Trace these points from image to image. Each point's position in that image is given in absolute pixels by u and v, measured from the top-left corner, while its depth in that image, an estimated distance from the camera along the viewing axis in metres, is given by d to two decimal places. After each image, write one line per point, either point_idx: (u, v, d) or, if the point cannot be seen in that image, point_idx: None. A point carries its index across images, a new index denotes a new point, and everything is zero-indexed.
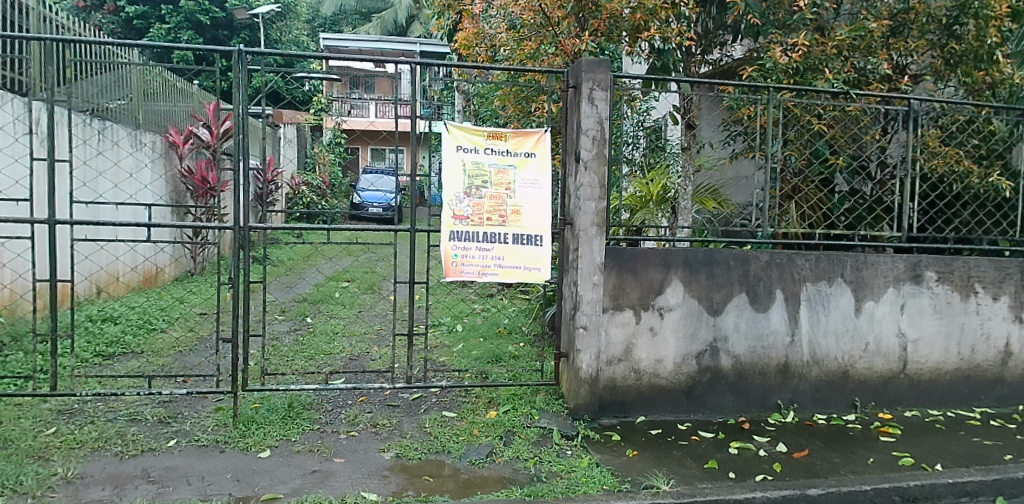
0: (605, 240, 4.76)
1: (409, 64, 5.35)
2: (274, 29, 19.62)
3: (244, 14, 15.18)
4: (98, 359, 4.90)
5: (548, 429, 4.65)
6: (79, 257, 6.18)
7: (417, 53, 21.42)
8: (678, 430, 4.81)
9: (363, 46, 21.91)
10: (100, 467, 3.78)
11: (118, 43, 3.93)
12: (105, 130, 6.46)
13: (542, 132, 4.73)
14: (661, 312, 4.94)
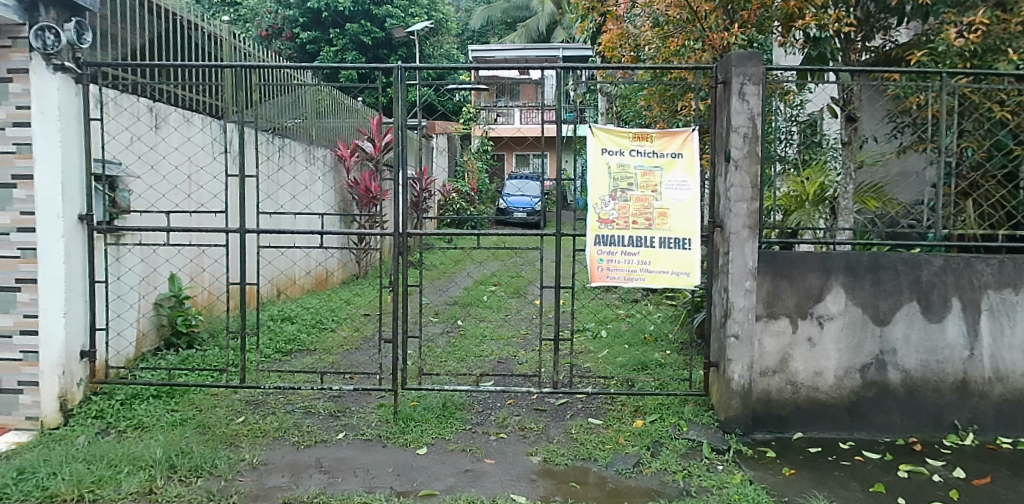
0: (758, 243, 4.45)
1: (553, 70, 5.23)
2: (428, 44, 20.54)
3: (401, 31, 15.99)
4: (278, 355, 5.37)
5: (697, 442, 4.44)
6: (263, 263, 6.83)
7: (560, 58, 21.51)
8: (840, 449, 4.39)
9: (509, 54, 22.41)
10: (280, 455, 4.13)
11: (292, 66, 4.32)
12: (285, 147, 7.11)
13: (690, 131, 4.54)
14: (820, 321, 4.54)
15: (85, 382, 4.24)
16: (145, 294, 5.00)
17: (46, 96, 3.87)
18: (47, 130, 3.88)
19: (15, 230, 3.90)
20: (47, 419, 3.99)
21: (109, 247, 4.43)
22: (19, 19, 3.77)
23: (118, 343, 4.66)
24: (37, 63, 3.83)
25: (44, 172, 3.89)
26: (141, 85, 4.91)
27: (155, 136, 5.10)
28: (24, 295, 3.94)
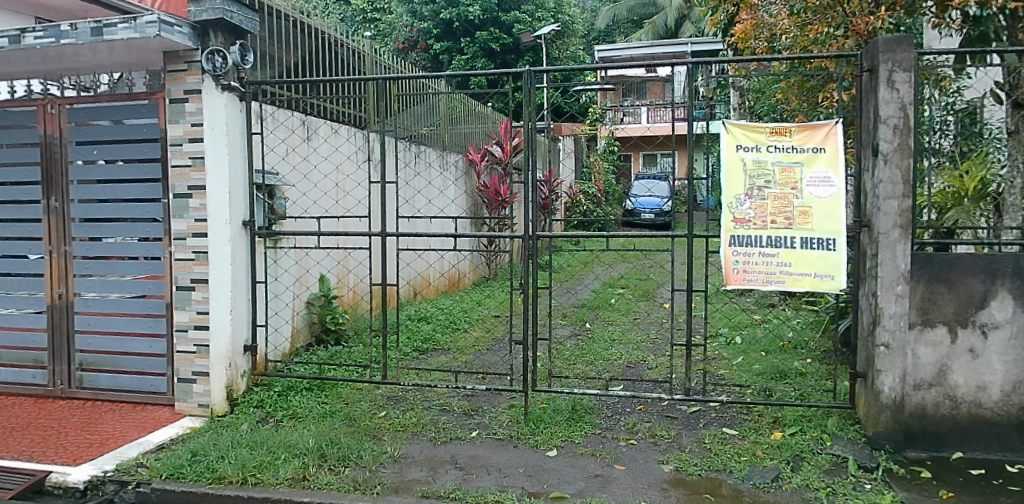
0: (911, 243, 4.05)
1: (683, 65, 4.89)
2: (554, 48, 20.33)
3: (530, 36, 16.11)
4: (416, 352, 5.61)
5: (842, 458, 4.10)
6: (403, 264, 7.15)
7: (689, 53, 20.82)
8: (1010, 473, 3.91)
9: (636, 53, 21.95)
10: (418, 450, 4.28)
11: (428, 76, 4.48)
12: (422, 153, 7.41)
13: (833, 124, 4.17)
14: (984, 330, 4.08)
15: (248, 374, 4.61)
16: (299, 294, 5.39)
17: (215, 114, 4.25)
18: (216, 145, 4.26)
19: (191, 235, 4.32)
20: (216, 407, 4.38)
21: (267, 250, 4.81)
22: (193, 44, 4.18)
23: (276, 338, 5.06)
24: (208, 84, 4.23)
25: (214, 183, 4.27)
26: (294, 100, 5.32)
27: (306, 147, 5.47)
28: (197, 294, 4.34)
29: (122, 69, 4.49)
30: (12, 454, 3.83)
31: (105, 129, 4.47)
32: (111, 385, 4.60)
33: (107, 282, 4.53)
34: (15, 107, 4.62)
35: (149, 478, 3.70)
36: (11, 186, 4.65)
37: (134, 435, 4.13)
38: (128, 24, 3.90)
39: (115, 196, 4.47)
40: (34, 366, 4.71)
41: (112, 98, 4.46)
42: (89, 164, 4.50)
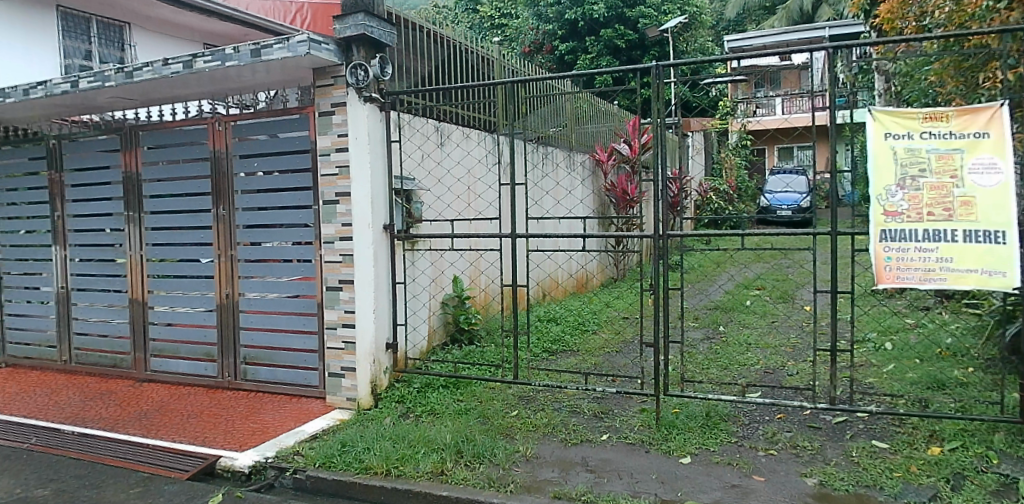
0: None
1: (821, 51, 4.43)
2: (680, 40, 18.76)
3: (656, 31, 15.71)
4: (546, 354, 5.68)
5: (1012, 479, 3.67)
6: (532, 265, 7.24)
7: (827, 37, 19.44)
8: None
9: (768, 41, 20.73)
10: (550, 451, 4.28)
11: (554, 77, 4.46)
12: (549, 154, 7.48)
13: (1000, 104, 3.54)
14: None
15: (390, 370, 4.83)
16: (435, 294, 5.60)
17: (358, 124, 4.50)
18: (360, 153, 4.50)
19: (339, 239, 4.61)
20: (362, 401, 4.63)
21: (406, 252, 5.04)
22: (339, 60, 4.45)
23: (414, 337, 5.29)
24: (352, 97, 4.49)
25: (358, 189, 4.52)
26: (431, 109, 5.52)
27: (441, 152, 5.68)
28: (345, 294, 4.62)
29: (277, 86, 4.87)
30: (189, 438, 4.17)
31: (262, 143, 4.87)
32: (271, 377, 4.99)
33: (266, 283, 4.93)
34: (188, 126, 5.12)
35: (304, 465, 3.92)
36: (185, 197, 5.15)
37: (291, 424, 4.44)
38: (282, 45, 4.21)
39: (273, 204, 4.86)
40: (206, 359, 5.19)
41: (269, 114, 4.84)
42: (251, 175, 4.91)
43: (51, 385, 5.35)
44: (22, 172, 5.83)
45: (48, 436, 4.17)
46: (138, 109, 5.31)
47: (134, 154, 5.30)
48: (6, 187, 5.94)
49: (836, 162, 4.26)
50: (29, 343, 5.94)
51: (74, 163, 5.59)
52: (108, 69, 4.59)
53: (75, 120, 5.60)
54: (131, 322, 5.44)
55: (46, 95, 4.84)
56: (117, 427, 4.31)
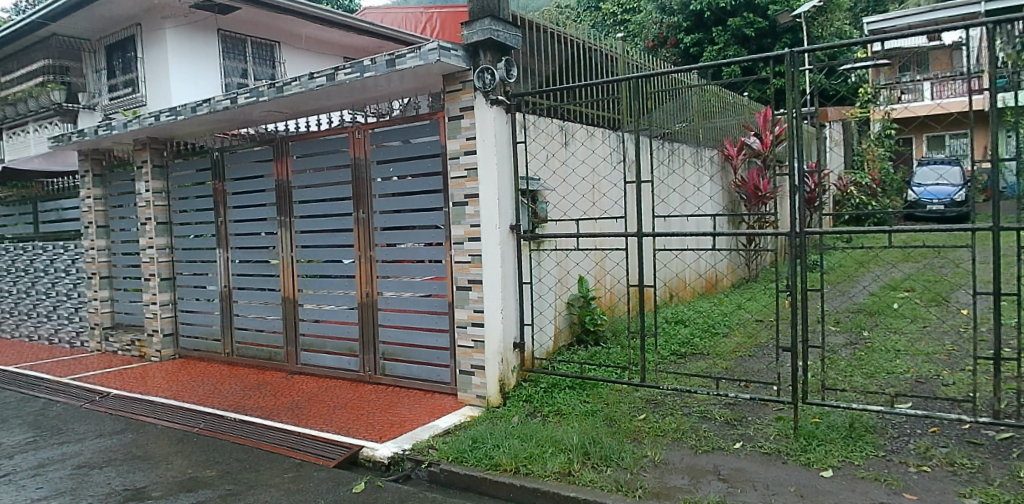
0: None
1: (978, 26, 3.87)
2: (814, 26, 17.45)
3: (787, 17, 14.86)
4: (674, 357, 5.58)
5: None
6: (660, 265, 7.14)
7: (986, 12, 17.46)
8: None
9: (915, 20, 18.93)
10: (679, 457, 4.10)
11: (678, 70, 4.20)
12: (674, 151, 7.35)
13: None
14: None
15: (518, 368, 4.91)
16: (561, 294, 5.64)
17: (486, 127, 4.59)
18: (487, 155, 4.60)
19: (468, 240, 4.74)
20: (491, 398, 4.73)
21: (532, 252, 5.10)
22: (467, 65, 4.57)
23: (541, 337, 5.35)
24: (480, 100, 4.58)
25: (486, 191, 4.61)
26: (554, 108, 5.57)
27: (565, 152, 5.74)
28: (474, 294, 4.74)
29: (410, 94, 5.08)
30: (335, 428, 4.43)
31: (397, 148, 5.10)
32: (407, 373, 5.22)
33: (402, 282, 5.15)
34: (330, 135, 5.45)
35: (438, 459, 4.03)
36: (329, 202, 5.49)
37: (425, 419, 4.60)
38: (415, 54, 4.36)
39: (407, 207, 5.08)
40: (349, 354, 5.51)
41: (404, 120, 5.06)
42: (388, 180, 5.16)
43: (217, 376, 5.88)
44: (191, 182, 6.45)
45: (214, 421, 4.59)
46: (287, 121, 5.72)
47: (285, 162, 5.73)
48: (178, 197, 6.59)
49: (999, 149, 3.80)
50: (197, 337, 6.57)
51: (234, 173, 6.11)
52: (262, 85, 4.98)
53: (234, 134, 6.11)
54: (284, 318, 5.88)
55: (210, 112, 5.32)
56: (272, 415, 4.67)
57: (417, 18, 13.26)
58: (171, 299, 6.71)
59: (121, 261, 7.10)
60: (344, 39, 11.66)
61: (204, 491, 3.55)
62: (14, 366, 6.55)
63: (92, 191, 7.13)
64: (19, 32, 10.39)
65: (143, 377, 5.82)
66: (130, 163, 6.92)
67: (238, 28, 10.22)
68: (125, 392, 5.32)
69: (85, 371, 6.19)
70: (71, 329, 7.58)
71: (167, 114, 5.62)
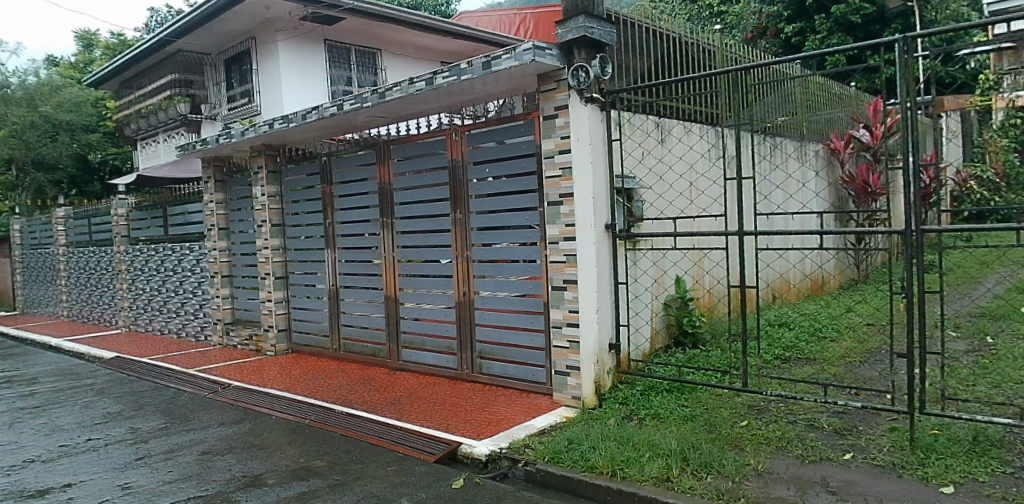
0: None
1: None
2: (929, 8, 16.16)
3: None
4: (778, 361, 5.36)
5: None
6: (762, 265, 6.89)
7: None
8: None
9: None
10: (784, 466, 3.84)
11: (778, 61, 3.91)
12: (776, 146, 7.07)
13: None
14: None
15: (613, 370, 4.83)
16: (658, 294, 5.55)
17: (580, 125, 4.55)
18: (582, 154, 4.57)
19: (563, 239, 4.72)
20: (586, 399, 4.69)
21: (628, 251, 5.03)
22: (562, 64, 4.55)
23: (637, 339, 5.27)
24: (574, 99, 4.56)
25: (581, 190, 4.58)
26: (649, 104, 5.53)
27: (661, 148, 5.67)
28: (569, 294, 4.72)
29: (505, 95, 5.13)
30: (435, 424, 4.53)
31: (492, 150, 5.17)
32: (503, 372, 5.27)
33: (498, 282, 5.22)
34: (428, 138, 5.60)
35: (534, 459, 4.02)
36: (427, 203, 5.64)
37: (521, 418, 4.62)
38: (510, 54, 4.39)
39: (503, 207, 5.13)
40: (447, 352, 5.63)
41: (499, 121, 5.11)
42: (484, 181, 5.23)
43: (325, 370, 6.18)
44: (301, 186, 6.79)
45: (324, 413, 4.81)
46: (389, 125, 5.93)
47: (387, 166, 5.93)
48: (289, 200, 6.96)
49: None
50: (307, 333, 6.91)
51: (340, 177, 6.39)
52: (365, 91, 5.17)
53: (341, 139, 6.40)
54: (386, 316, 6.09)
55: (318, 119, 5.58)
56: (377, 409, 4.84)
57: (510, 19, 13.43)
58: (283, 297, 7.11)
59: (239, 261, 7.59)
60: (436, 42, 11.88)
61: (314, 480, 3.72)
62: (149, 357, 7.15)
63: (214, 196, 7.65)
64: (151, 47, 11.50)
65: (259, 370, 6.20)
66: (247, 170, 7.36)
67: (341, 37, 10.85)
68: (244, 383, 5.68)
69: (209, 363, 6.67)
70: (196, 324, 8.19)
71: (279, 122, 5.94)
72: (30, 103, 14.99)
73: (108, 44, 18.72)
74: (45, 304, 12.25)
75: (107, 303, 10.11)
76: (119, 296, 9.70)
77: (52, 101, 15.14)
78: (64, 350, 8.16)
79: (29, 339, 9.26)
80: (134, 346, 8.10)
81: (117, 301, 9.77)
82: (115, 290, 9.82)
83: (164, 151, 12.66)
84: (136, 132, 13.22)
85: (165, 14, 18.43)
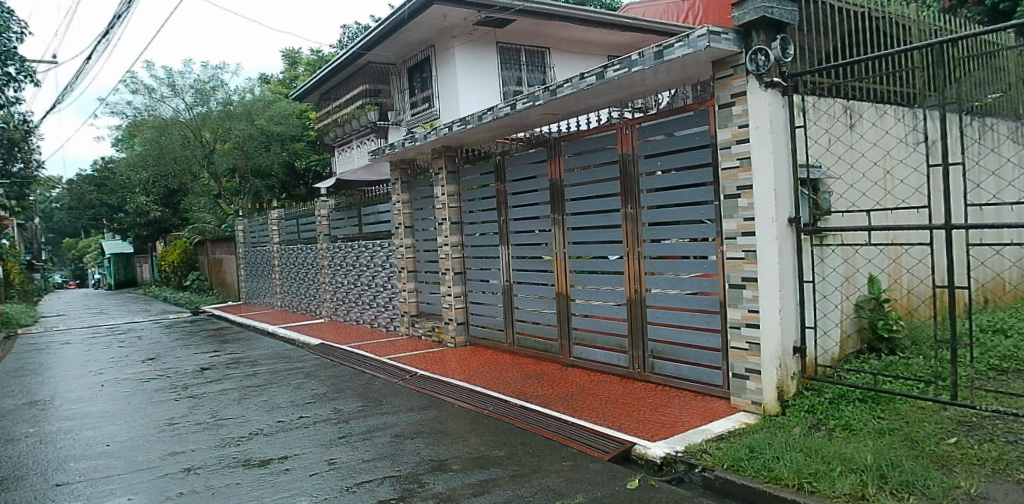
0: None
1: None
2: None
3: None
4: (995, 372, 4.68)
5: None
6: (974, 263, 6.10)
7: None
8: None
9: None
10: (1004, 492, 3.20)
11: (993, 28, 3.34)
12: (985, 127, 6.25)
13: None
14: None
15: (798, 376, 4.48)
16: (848, 295, 5.12)
17: (760, 113, 4.27)
18: (761, 143, 4.29)
19: (741, 234, 4.48)
20: (768, 405, 4.39)
21: (813, 248, 4.66)
22: (738, 48, 4.30)
23: (826, 343, 4.87)
24: (753, 85, 4.29)
25: (761, 182, 4.31)
26: (837, 87, 5.07)
27: (850, 135, 5.20)
28: (749, 292, 4.47)
29: (677, 85, 4.98)
30: (608, 422, 4.49)
31: (661, 143, 5.05)
32: (677, 373, 5.12)
33: (669, 279, 5.09)
34: (598, 133, 5.58)
35: (712, 465, 3.78)
36: (597, 198, 5.63)
37: (698, 422, 4.44)
38: (683, 42, 4.24)
39: (675, 201, 4.99)
40: (618, 351, 5.58)
41: (670, 113, 4.97)
42: (654, 174, 5.12)
43: (501, 363, 6.41)
44: (476, 185, 7.07)
45: (501, 405, 4.98)
46: (559, 123, 5.99)
47: (558, 162, 5.99)
48: (466, 199, 7.26)
49: None
50: (484, 326, 7.19)
51: (513, 175, 6.56)
52: (538, 90, 5.27)
53: (513, 139, 6.55)
54: (557, 312, 6.17)
55: (493, 119, 5.78)
56: (551, 404, 4.92)
57: (679, 7, 12.96)
58: (462, 291, 7.47)
59: (422, 257, 8.08)
60: (600, 36, 11.84)
61: (494, 470, 3.85)
62: (348, 345, 7.87)
63: (400, 196, 8.19)
64: (344, 61, 12.63)
65: (441, 361, 6.57)
66: (429, 172, 7.79)
67: (513, 39, 11.19)
68: (428, 372, 6.04)
69: (397, 352, 7.19)
70: (386, 315, 8.89)
71: (458, 124, 6.24)
72: (249, 117, 17.10)
73: (309, 61, 20.83)
74: (263, 295, 14.00)
75: (312, 294, 11.31)
76: (322, 289, 10.79)
77: (265, 115, 17.10)
78: (279, 336, 9.23)
79: (252, 325, 10.60)
80: (334, 334, 8.96)
81: (320, 294, 10.90)
82: (318, 283, 10.95)
83: (357, 157, 13.81)
84: (333, 140, 14.63)
85: (354, 30, 20.14)
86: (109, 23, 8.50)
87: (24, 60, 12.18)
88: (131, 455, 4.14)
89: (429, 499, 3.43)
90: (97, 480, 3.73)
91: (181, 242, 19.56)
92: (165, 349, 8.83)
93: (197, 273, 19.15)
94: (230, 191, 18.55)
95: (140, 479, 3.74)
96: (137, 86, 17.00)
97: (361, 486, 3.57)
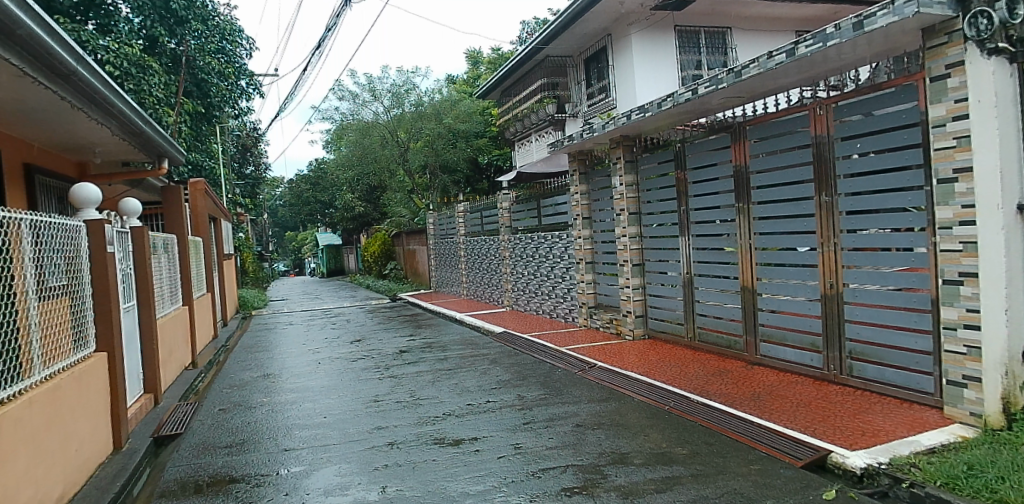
0: None
1: None
2: None
3: None
4: None
5: None
6: None
7: None
8: None
9: None
10: None
11: None
12: None
13: None
14: None
15: None
16: None
17: (983, 84, 3.74)
18: (984, 119, 3.76)
19: (958, 224, 3.97)
20: (991, 418, 3.83)
21: None
22: (954, 13, 3.79)
23: None
24: (973, 53, 3.77)
25: (983, 162, 3.79)
26: None
27: None
28: (967, 289, 3.96)
29: (879, 58, 4.54)
30: (800, 427, 4.24)
31: (859, 123, 4.63)
32: (879, 376, 4.69)
33: (870, 273, 4.68)
34: (788, 115, 5.24)
35: (923, 481, 3.38)
36: (787, 186, 5.30)
37: (904, 432, 4.03)
38: (887, 10, 3.83)
39: (879, 188, 4.55)
40: (811, 350, 5.24)
41: (871, 89, 4.53)
42: (851, 158, 4.72)
43: (681, 358, 6.27)
44: (654, 174, 6.95)
45: (683, 401, 4.89)
46: (744, 106, 5.70)
47: (743, 147, 5.71)
48: (644, 189, 7.17)
49: None
50: (664, 319, 7.09)
51: (694, 162, 6.36)
52: (721, 73, 5.03)
53: (693, 125, 6.35)
54: (742, 308, 5.91)
55: (673, 105, 5.62)
56: (736, 404, 4.74)
57: None
58: (640, 284, 7.39)
59: (600, 248, 8.11)
60: (788, 8, 11.03)
61: (677, 467, 3.80)
62: (529, 334, 8.16)
63: (579, 187, 8.26)
64: (524, 58, 12.98)
65: (620, 353, 6.58)
66: (607, 162, 7.78)
67: (692, 21, 10.81)
68: (607, 364, 6.08)
69: (576, 343, 7.32)
70: (566, 306, 9.07)
71: (636, 112, 6.16)
72: (437, 117, 17.90)
73: (490, 59, 21.69)
74: (450, 284, 14.94)
75: (495, 284, 11.85)
76: (504, 279, 11.26)
77: (452, 114, 17.81)
78: (466, 323, 9.80)
79: (442, 312, 11.36)
80: (517, 323, 9.32)
81: (502, 284, 11.39)
82: (501, 273, 11.44)
83: (536, 149, 14.19)
84: (514, 135, 15.07)
85: (534, 26, 20.62)
86: (322, 36, 9.52)
87: (253, 75, 13.90)
88: (343, 428, 4.63)
89: (611, 492, 3.46)
90: (316, 448, 4.22)
91: (380, 235, 22.15)
92: (369, 332, 9.76)
93: (394, 263, 21.40)
94: (421, 186, 19.89)
95: (352, 449, 4.17)
96: (344, 93, 18.70)
97: (546, 473, 3.70)
